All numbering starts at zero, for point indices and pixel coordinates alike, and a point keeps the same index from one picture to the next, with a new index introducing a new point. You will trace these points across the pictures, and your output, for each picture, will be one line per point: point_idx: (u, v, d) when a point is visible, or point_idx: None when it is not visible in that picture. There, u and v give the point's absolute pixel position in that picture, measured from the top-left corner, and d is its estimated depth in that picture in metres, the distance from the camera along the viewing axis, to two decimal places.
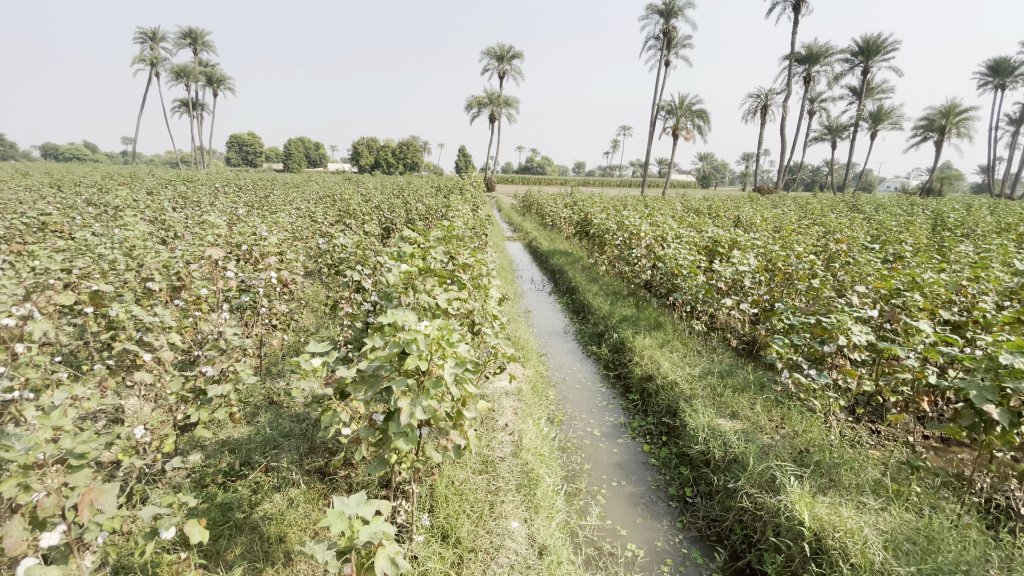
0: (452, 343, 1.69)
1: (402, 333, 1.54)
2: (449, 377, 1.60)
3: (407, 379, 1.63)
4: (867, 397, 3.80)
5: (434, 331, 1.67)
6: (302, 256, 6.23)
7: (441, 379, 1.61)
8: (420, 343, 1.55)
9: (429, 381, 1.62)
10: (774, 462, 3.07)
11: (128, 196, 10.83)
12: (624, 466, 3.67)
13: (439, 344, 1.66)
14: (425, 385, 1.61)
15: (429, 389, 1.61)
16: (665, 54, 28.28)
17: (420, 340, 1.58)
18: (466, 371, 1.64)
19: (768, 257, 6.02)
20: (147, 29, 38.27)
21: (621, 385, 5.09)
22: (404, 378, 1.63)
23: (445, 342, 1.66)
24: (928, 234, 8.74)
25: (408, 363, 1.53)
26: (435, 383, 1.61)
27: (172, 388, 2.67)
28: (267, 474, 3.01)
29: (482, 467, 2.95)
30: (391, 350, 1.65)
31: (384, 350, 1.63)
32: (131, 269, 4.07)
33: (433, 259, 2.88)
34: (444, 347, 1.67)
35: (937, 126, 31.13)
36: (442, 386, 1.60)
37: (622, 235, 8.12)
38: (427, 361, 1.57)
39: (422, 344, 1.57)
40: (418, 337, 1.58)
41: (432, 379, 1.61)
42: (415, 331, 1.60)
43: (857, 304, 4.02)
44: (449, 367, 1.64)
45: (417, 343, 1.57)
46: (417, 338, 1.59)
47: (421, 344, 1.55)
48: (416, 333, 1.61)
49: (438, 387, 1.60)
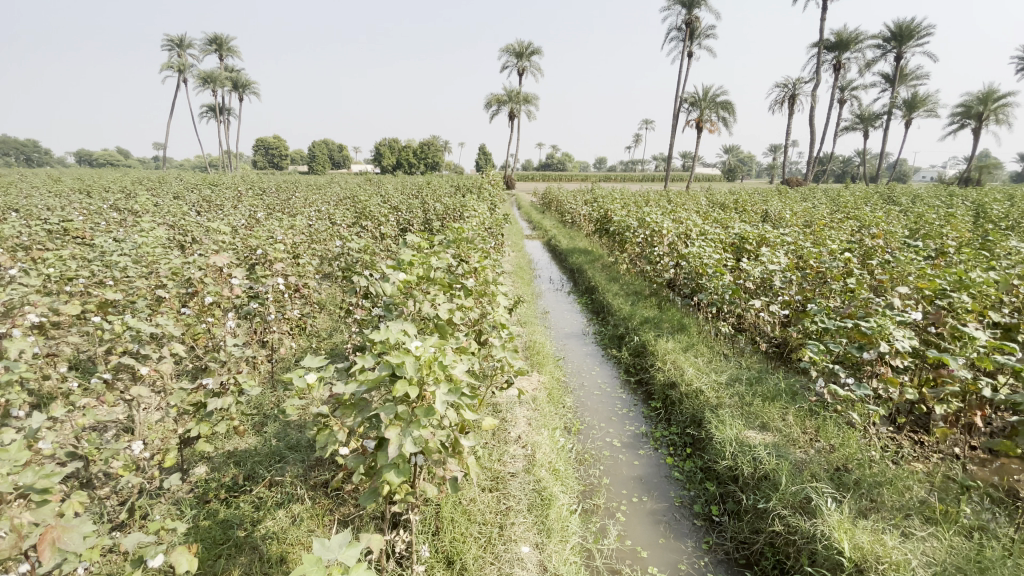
0: (446, 365, 1.54)
1: (389, 357, 1.40)
2: (441, 405, 1.45)
3: (397, 405, 1.48)
4: (910, 407, 3.50)
5: (426, 352, 1.52)
6: (317, 259, 6.18)
7: (432, 405, 1.45)
8: (408, 367, 1.40)
9: (421, 408, 1.46)
10: (809, 482, 2.82)
11: (154, 201, 11.05)
12: (645, 480, 3.47)
13: (432, 367, 1.51)
14: (416, 413, 1.45)
15: (421, 417, 1.46)
16: (687, 45, 27.63)
17: (409, 364, 1.43)
18: (461, 397, 1.48)
19: (800, 255, 5.68)
20: (174, 37, 39.28)
21: (642, 391, 4.87)
22: (395, 405, 1.47)
23: (437, 364, 1.51)
24: (973, 228, 8.20)
25: (395, 391, 1.38)
26: (427, 411, 1.46)
27: (171, 402, 2.60)
28: (270, 489, 2.90)
29: (492, 485, 2.79)
30: (379, 374, 1.51)
31: (370, 374, 1.49)
32: (141, 276, 4.06)
33: (438, 265, 2.72)
34: (437, 370, 1.52)
35: (975, 112, 29.64)
36: (434, 415, 1.44)
37: (643, 233, 7.85)
38: (417, 388, 1.42)
39: (409, 368, 1.42)
40: (406, 361, 1.43)
41: (422, 406, 1.46)
42: (403, 353, 1.45)
43: (899, 305, 3.71)
44: (442, 394, 1.48)
45: (406, 368, 1.42)
46: (405, 362, 1.44)
47: (409, 370, 1.40)
48: (405, 356, 1.46)
49: (430, 415, 1.45)
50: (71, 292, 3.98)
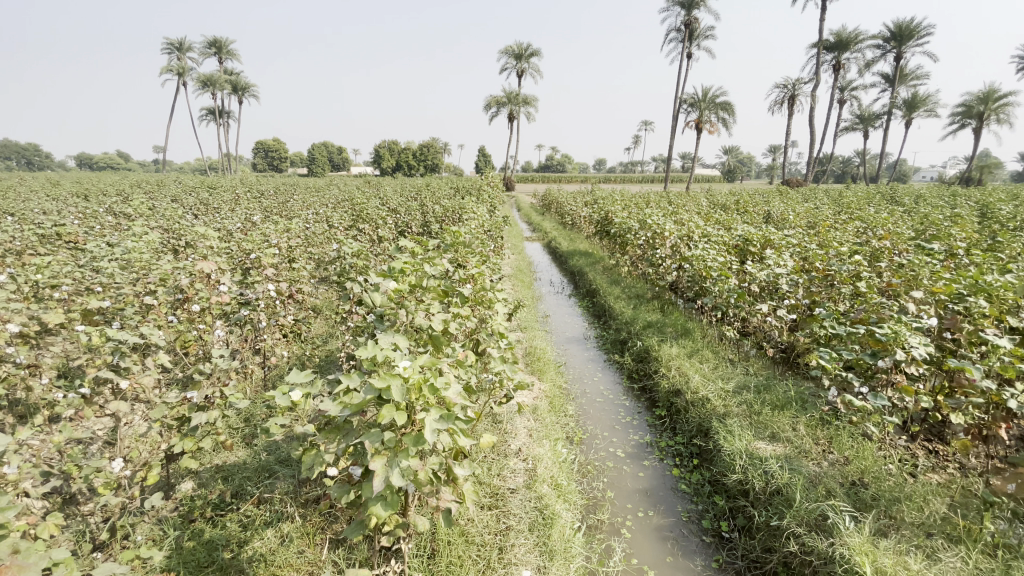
0: (437, 388, 1.43)
1: (374, 382, 1.29)
2: (431, 433, 1.34)
3: (384, 433, 1.36)
4: (924, 415, 3.38)
5: (415, 375, 1.41)
6: (312, 264, 6.04)
7: (422, 432, 1.34)
8: (395, 393, 1.30)
9: (409, 437, 1.35)
10: (824, 498, 2.69)
11: (151, 204, 10.94)
12: (651, 493, 3.33)
13: (422, 391, 1.41)
14: (404, 442, 1.34)
15: (409, 445, 1.35)
16: (686, 46, 27.53)
17: (396, 389, 1.33)
18: (454, 424, 1.38)
19: (806, 257, 5.54)
20: (173, 40, 39.22)
21: (646, 399, 4.74)
22: (381, 433, 1.35)
23: (427, 387, 1.40)
24: (980, 229, 8.04)
25: (380, 418, 1.27)
26: (416, 439, 1.35)
27: (152, 417, 2.47)
28: (259, 507, 2.76)
29: (492, 502, 2.66)
30: (365, 397, 1.41)
31: (355, 397, 1.39)
32: (129, 283, 3.94)
33: (433, 271, 2.59)
34: (428, 393, 1.41)
35: (976, 112, 29.53)
36: (424, 444, 1.33)
37: (645, 235, 7.72)
38: (404, 414, 1.31)
39: (397, 394, 1.32)
40: (394, 385, 1.33)
41: (411, 435, 1.35)
42: (389, 377, 1.35)
43: (913, 310, 3.58)
44: (432, 420, 1.37)
45: (392, 392, 1.31)
46: (393, 386, 1.34)
47: (396, 396, 1.30)
48: (392, 379, 1.36)
49: (419, 444, 1.34)
50: (58, 299, 3.86)
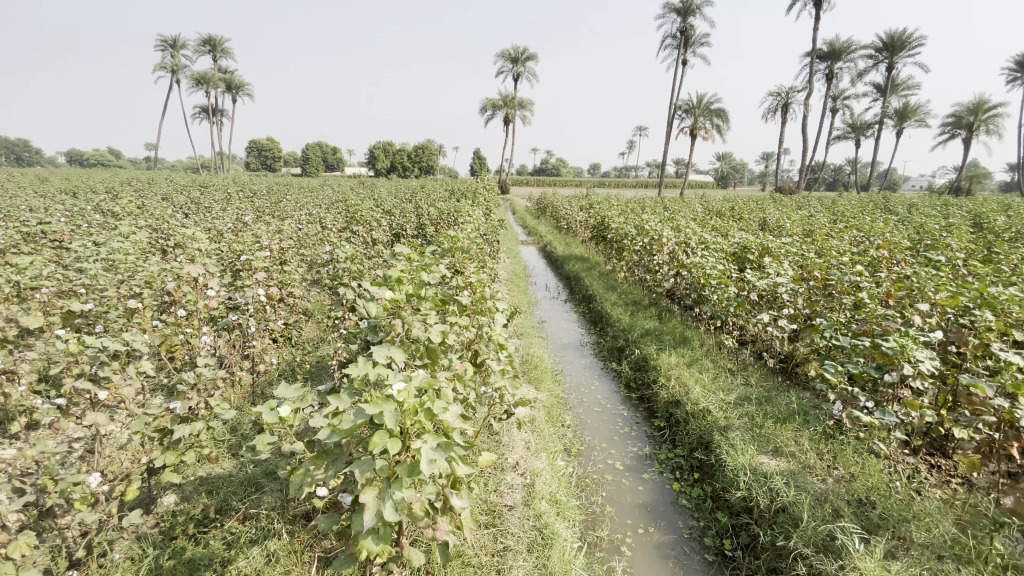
0: (434, 412, 1.35)
1: (366, 408, 1.22)
2: (427, 463, 1.25)
3: (376, 461, 1.28)
4: (927, 428, 3.33)
5: (410, 399, 1.34)
6: (304, 266, 5.90)
7: (417, 461, 1.26)
8: (387, 420, 1.22)
9: (404, 467, 1.26)
10: (833, 519, 2.61)
11: (141, 203, 10.74)
12: (651, 508, 3.24)
13: (417, 416, 1.32)
14: (398, 472, 1.25)
15: (403, 476, 1.26)
16: (682, 53, 27.68)
17: (389, 415, 1.25)
18: (451, 452, 1.29)
19: (805, 266, 5.50)
20: (167, 37, 38.88)
21: (644, 408, 4.66)
22: (373, 461, 1.26)
23: (423, 412, 1.32)
24: (974, 239, 8.05)
25: (372, 447, 1.19)
26: (411, 469, 1.26)
27: (132, 429, 2.34)
28: (244, 523, 2.63)
29: (489, 520, 2.56)
30: (355, 422, 1.34)
31: (344, 423, 1.31)
32: (113, 286, 3.79)
33: (430, 279, 2.49)
34: (424, 418, 1.33)
35: (965, 123, 29.93)
36: (419, 475, 1.25)
37: (642, 241, 7.65)
38: (398, 442, 1.23)
39: (390, 420, 1.24)
40: (387, 411, 1.25)
41: (405, 463, 1.27)
42: (382, 402, 1.27)
43: (918, 323, 3.51)
44: (428, 449, 1.29)
45: (384, 418, 1.24)
46: (386, 412, 1.26)
47: (389, 423, 1.22)
48: (385, 404, 1.28)
49: (413, 475, 1.25)
50: (39, 302, 3.70)
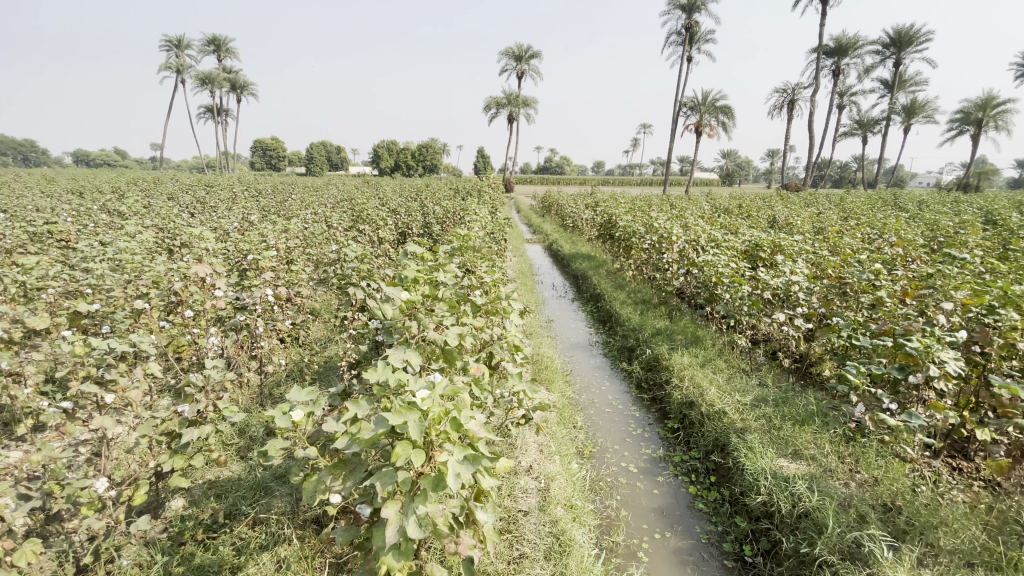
0: (460, 422, 1.29)
1: (389, 418, 1.15)
2: (452, 477, 1.19)
3: (397, 475, 1.21)
4: (950, 430, 3.25)
5: (434, 408, 1.28)
6: (311, 266, 5.85)
7: (442, 474, 1.20)
8: (413, 431, 1.15)
9: (428, 481, 1.20)
10: (859, 526, 2.53)
11: (147, 203, 10.72)
12: (667, 512, 3.17)
13: (442, 425, 1.26)
14: (421, 486, 1.19)
15: (427, 490, 1.19)
16: (687, 49, 27.48)
17: (413, 425, 1.19)
18: (479, 465, 1.22)
19: (819, 264, 5.39)
20: (173, 38, 39.05)
21: (656, 409, 4.58)
22: (394, 475, 1.20)
23: (448, 421, 1.26)
24: (989, 236, 7.90)
25: (396, 459, 1.13)
26: (435, 483, 1.19)
27: (139, 433, 2.28)
28: (254, 528, 2.58)
29: (504, 526, 2.50)
30: (376, 431, 1.27)
31: (365, 433, 1.25)
32: (119, 286, 3.74)
33: (444, 279, 2.41)
34: (449, 428, 1.27)
35: (974, 119, 29.56)
36: (444, 489, 1.18)
37: (650, 238, 7.56)
38: (422, 454, 1.17)
39: (414, 431, 1.18)
40: (411, 421, 1.19)
41: (429, 477, 1.20)
42: (406, 411, 1.21)
43: (942, 322, 3.41)
44: (453, 462, 1.22)
45: (409, 428, 1.17)
46: (411, 422, 1.19)
47: (414, 434, 1.15)
48: (409, 413, 1.22)
49: (438, 489, 1.19)
50: (45, 302, 3.65)
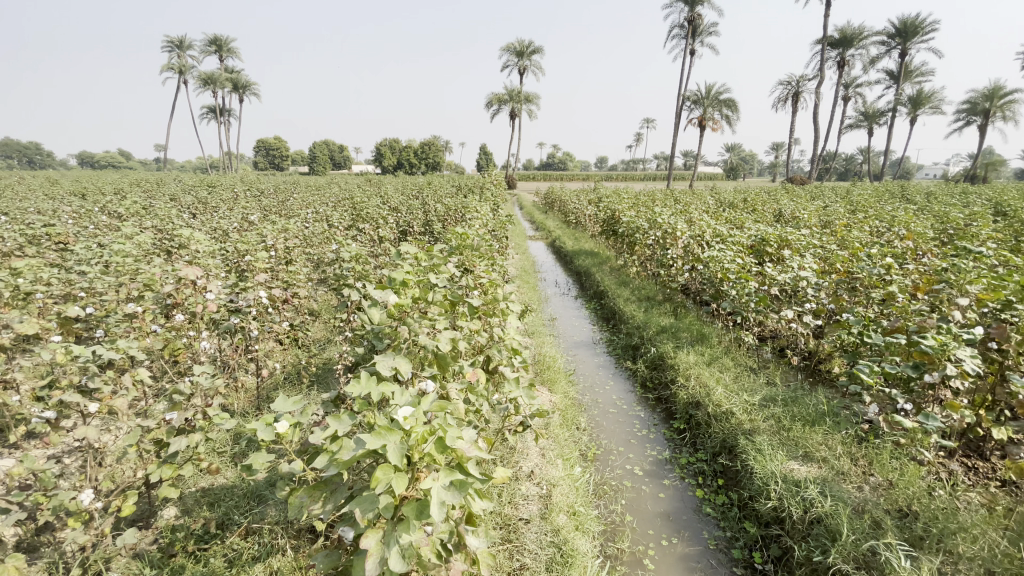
0: (446, 442, 1.20)
1: (367, 442, 1.07)
2: (437, 505, 1.10)
3: (378, 502, 1.13)
4: (966, 430, 3.14)
5: (417, 428, 1.20)
6: (310, 266, 5.77)
7: (425, 501, 1.12)
8: (392, 455, 1.07)
9: (411, 508, 1.12)
10: (875, 534, 2.42)
11: (148, 204, 10.68)
12: (673, 517, 3.07)
13: (425, 446, 1.17)
14: (404, 514, 1.10)
15: (410, 518, 1.11)
16: (689, 43, 27.24)
17: (392, 448, 1.11)
18: (467, 491, 1.13)
19: (827, 258, 5.26)
20: (174, 38, 39.11)
21: (662, 409, 4.48)
22: (375, 501, 1.12)
23: (432, 442, 1.18)
24: (1001, 227, 7.73)
25: (374, 485, 1.05)
26: (419, 510, 1.11)
27: (125, 443, 2.19)
28: (246, 539, 2.50)
29: (504, 535, 2.42)
30: (356, 451, 1.19)
31: (343, 455, 1.17)
32: (111, 289, 3.66)
33: (439, 280, 2.31)
34: (433, 450, 1.18)
35: (981, 109, 29.14)
36: (428, 518, 1.09)
37: (655, 234, 7.43)
38: (404, 479, 1.08)
39: (394, 454, 1.10)
40: (390, 444, 1.11)
41: (413, 504, 1.12)
42: (385, 433, 1.13)
43: (958, 319, 3.28)
44: (439, 487, 1.13)
45: (387, 452, 1.09)
46: (390, 445, 1.12)
47: (394, 458, 1.07)
48: (389, 434, 1.14)
49: (422, 516, 1.11)
50: (37, 307, 3.59)
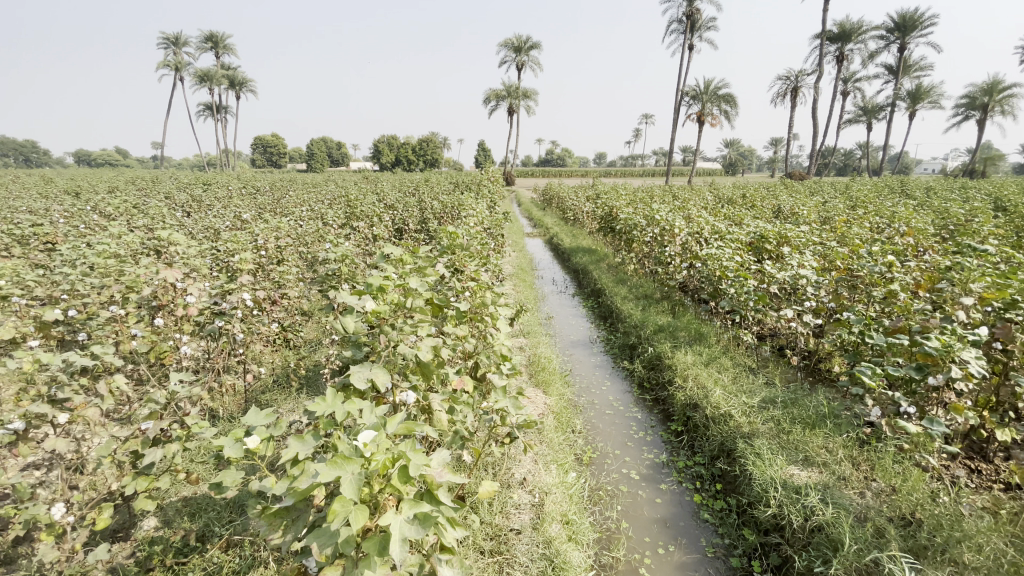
0: (410, 470, 1.16)
1: (323, 472, 1.04)
2: (398, 540, 1.06)
3: (337, 536, 1.09)
4: (968, 433, 3.06)
5: (378, 456, 1.17)
6: (301, 265, 5.66)
7: (388, 535, 1.08)
8: (348, 487, 1.04)
9: (373, 542, 1.07)
10: (878, 544, 2.33)
11: (140, 202, 10.55)
12: (670, 524, 2.99)
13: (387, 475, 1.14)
14: (364, 550, 1.06)
15: (372, 553, 1.06)
16: (688, 37, 27.05)
17: (350, 479, 1.07)
18: (431, 524, 1.09)
19: (827, 256, 5.17)
20: (170, 34, 38.77)
21: (659, 410, 4.41)
22: (334, 536, 1.07)
23: (395, 471, 1.14)
24: (1003, 222, 7.64)
25: (331, 519, 1.01)
26: (380, 546, 1.07)
27: (96, 455, 2.10)
28: (228, 552, 2.41)
29: (494, 547, 2.35)
30: (316, 480, 1.16)
31: (301, 484, 1.14)
32: (92, 291, 3.56)
33: (424, 284, 2.22)
34: (397, 479, 1.15)
35: (980, 103, 29.01)
36: (389, 553, 1.05)
37: (652, 231, 7.33)
38: (363, 512, 1.05)
39: (351, 486, 1.06)
40: (348, 474, 1.08)
41: (374, 539, 1.07)
42: (343, 462, 1.09)
43: (962, 318, 3.20)
44: (401, 521, 1.09)
45: (343, 483, 1.06)
46: (348, 475, 1.08)
47: (351, 490, 1.04)
48: (348, 464, 1.10)
49: (383, 552, 1.06)
50: (16, 309, 3.48)
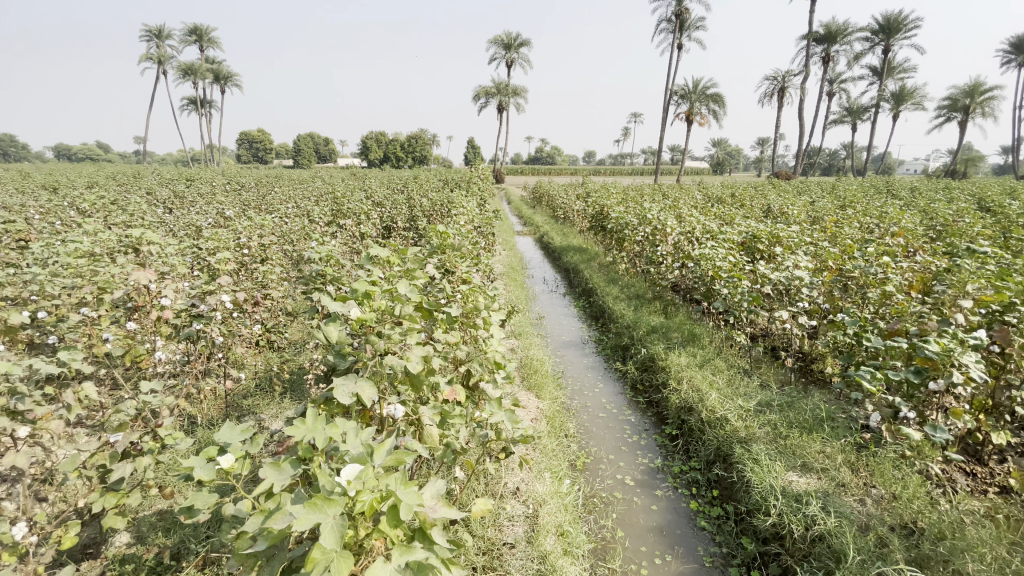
0: (398, 511, 1.09)
1: (302, 519, 0.96)
2: None
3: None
4: (965, 437, 3.03)
5: (364, 496, 1.09)
6: (285, 264, 5.48)
7: None
8: (328, 536, 0.97)
9: None
10: (882, 556, 2.27)
11: (118, 197, 10.21)
12: (666, 532, 2.92)
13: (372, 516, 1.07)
14: None
15: None
16: (677, 37, 27.08)
17: (331, 526, 1.00)
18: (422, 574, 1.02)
19: (820, 256, 5.12)
20: (152, 26, 37.92)
21: (653, 414, 4.33)
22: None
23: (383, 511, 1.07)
24: (989, 223, 7.69)
25: (310, 570, 0.94)
26: None
27: (60, 470, 1.95)
28: (204, 570, 2.28)
29: (487, 562, 2.26)
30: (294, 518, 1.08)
31: (277, 525, 1.06)
32: (62, 293, 3.36)
33: (414, 287, 2.09)
34: (385, 521, 1.08)
35: (961, 105, 29.47)
36: None
37: (644, 229, 7.25)
38: (346, 561, 0.97)
39: (332, 533, 0.99)
40: (329, 520, 1.00)
41: None
42: (323, 505, 1.02)
43: (961, 321, 3.15)
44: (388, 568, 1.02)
45: (324, 531, 0.98)
46: (328, 520, 1.01)
47: (332, 538, 0.96)
48: (330, 507, 1.03)
49: None
50: None
